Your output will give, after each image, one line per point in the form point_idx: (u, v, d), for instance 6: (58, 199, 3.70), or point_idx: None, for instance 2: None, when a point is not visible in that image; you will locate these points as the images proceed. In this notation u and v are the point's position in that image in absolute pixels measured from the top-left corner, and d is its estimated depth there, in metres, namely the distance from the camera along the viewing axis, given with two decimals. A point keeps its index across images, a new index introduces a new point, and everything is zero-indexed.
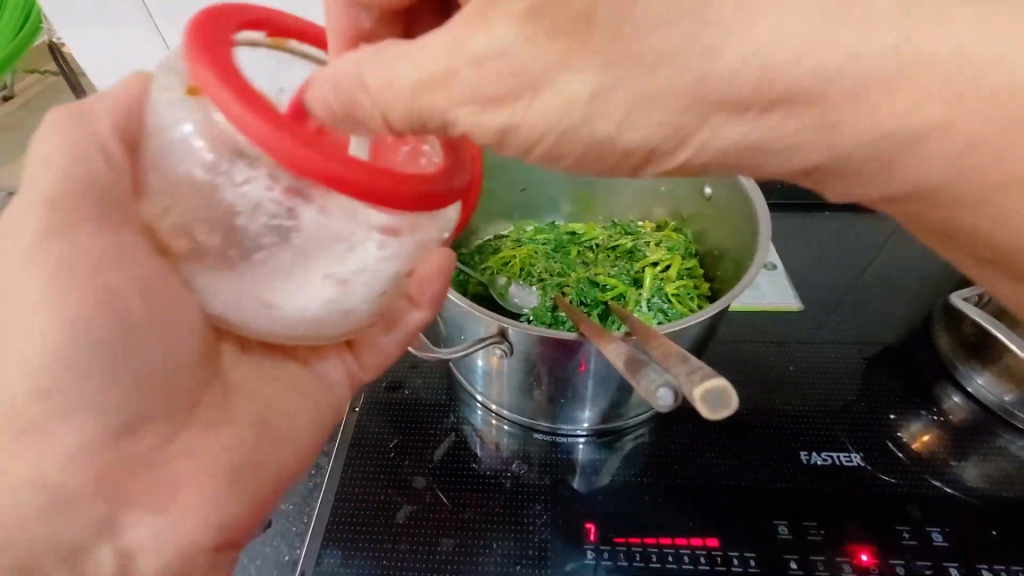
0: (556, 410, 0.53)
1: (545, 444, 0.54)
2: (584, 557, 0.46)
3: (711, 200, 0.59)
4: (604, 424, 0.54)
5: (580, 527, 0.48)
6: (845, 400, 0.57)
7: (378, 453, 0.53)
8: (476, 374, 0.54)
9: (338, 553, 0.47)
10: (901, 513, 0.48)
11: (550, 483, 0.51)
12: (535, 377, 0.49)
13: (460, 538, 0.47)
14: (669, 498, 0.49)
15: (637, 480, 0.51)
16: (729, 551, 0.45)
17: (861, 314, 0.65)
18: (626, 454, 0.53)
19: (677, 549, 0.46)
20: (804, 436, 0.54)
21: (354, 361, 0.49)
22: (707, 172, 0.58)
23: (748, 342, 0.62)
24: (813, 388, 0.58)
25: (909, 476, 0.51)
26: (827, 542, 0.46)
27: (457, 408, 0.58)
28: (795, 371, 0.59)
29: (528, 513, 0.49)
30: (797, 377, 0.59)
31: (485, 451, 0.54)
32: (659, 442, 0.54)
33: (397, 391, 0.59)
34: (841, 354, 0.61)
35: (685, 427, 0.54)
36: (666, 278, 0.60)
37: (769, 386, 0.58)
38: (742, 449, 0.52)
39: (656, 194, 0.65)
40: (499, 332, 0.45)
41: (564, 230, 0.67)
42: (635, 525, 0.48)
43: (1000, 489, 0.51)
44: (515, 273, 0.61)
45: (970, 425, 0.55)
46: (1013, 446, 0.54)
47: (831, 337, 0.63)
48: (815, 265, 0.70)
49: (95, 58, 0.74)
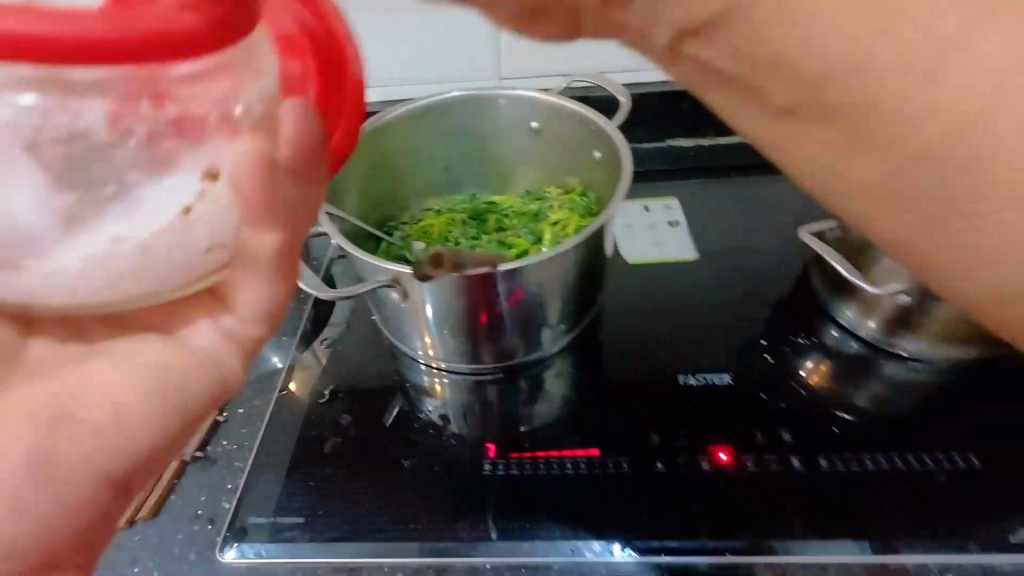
0: (464, 351, 0.60)
1: (460, 383, 0.61)
2: (482, 469, 0.53)
3: (600, 162, 0.66)
4: (511, 361, 0.61)
5: (481, 447, 0.55)
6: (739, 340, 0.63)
7: (312, 398, 0.61)
8: (398, 327, 0.62)
9: (273, 479, 0.54)
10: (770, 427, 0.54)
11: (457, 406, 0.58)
12: (438, 321, 0.57)
13: (378, 464, 0.54)
14: (563, 421, 0.56)
15: (537, 407, 0.58)
16: (607, 458, 0.52)
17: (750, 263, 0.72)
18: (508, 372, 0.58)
19: (562, 459, 0.53)
20: (685, 363, 0.61)
21: (216, 328, 0.40)
22: (592, 138, 0.65)
23: (646, 291, 0.69)
24: (704, 326, 0.64)
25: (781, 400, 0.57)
26: (690, 445, 0.53)
27: (385, 358, 0.65)
28: (685, 313, 0.66)
29: (440, 439, 0.56)
30: (689, 318, 0.65)
31: (408, 392, 0.61)
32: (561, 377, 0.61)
33: (332, 348, 0.66)
34: (729, 296, 0.68)
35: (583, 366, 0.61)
36: (565, 233, 0.67)
37: (660, 326, 0.65)
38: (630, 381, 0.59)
39: (560, 164, 0.72)
40: (394, 277, 0.53)
41: (484, 201, 0.74)
42: (530, 442, 0.55)
43: (868, 405, 0.57)
44: (433, 240, 0.69)
45: (847, 353, 0.62)
46: (884, 367, 0.60)
47: (722, 282, 0.70)
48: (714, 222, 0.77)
49: None
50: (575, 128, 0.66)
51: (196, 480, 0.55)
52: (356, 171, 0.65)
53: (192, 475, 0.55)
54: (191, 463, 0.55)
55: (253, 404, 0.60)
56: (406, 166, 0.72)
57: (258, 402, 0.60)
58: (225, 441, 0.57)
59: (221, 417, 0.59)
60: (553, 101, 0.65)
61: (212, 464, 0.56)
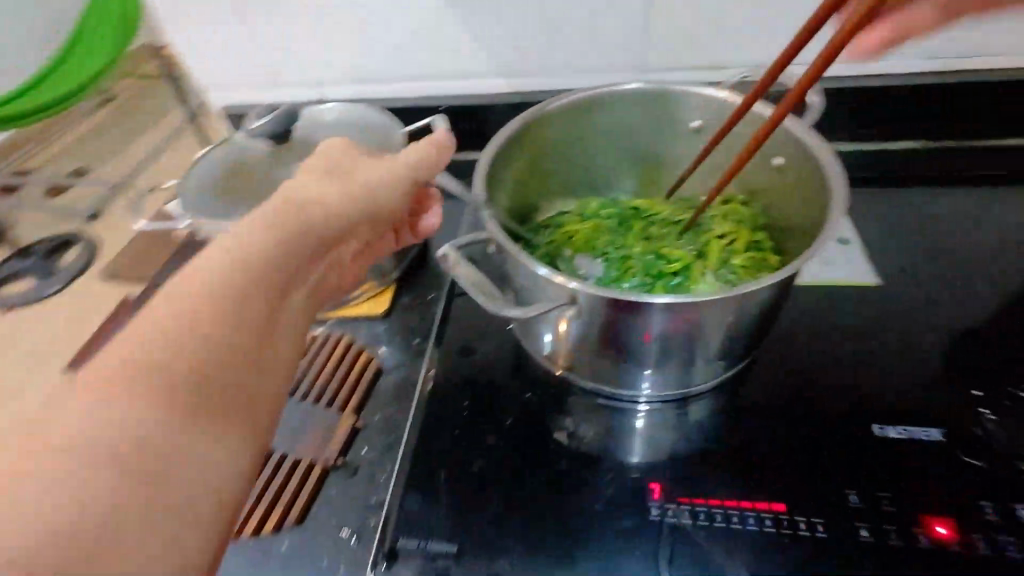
0: (684, 377, 0.54)
1: (673, 410, 0.56)
2: (750, 532, 0.46)
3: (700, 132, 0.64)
4: (665, 391, 0.56)
5: (756, 505, 0.48)
6: (930, 338, 0.58)
7: (453, 414, 0.58)
8: (551, 355, 0.58)
9: (417, 534, 0.50)
10: (934, 400, 0.53)
11: (1008, 566, 0.42)
12: (676, 350, 0.51)
13: (590, 549, 0.47)
14: (739, 472, 0.50)
15: (777, 426, 0.53)
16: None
17: (930, 282, 0.63)
18: (867, 502, 0.47)
19: (954, 543, 0.44)
20: (1006, 371, 0.55)
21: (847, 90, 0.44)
22: (693, 108, 0.63)
23: (894, 309, 0.61)
24: (951, 326, 0.59)
25: (1005, 419, 0.51)
26: (1000, 494, 0.46)
27: (621, 403, 0.57)
28: (941, 298, 0.62)
29: (596, 473, 0.52)
30: (915, 305, 0.61)
31: (665, 430, 0.55)
32: (918, 452, 0.50)
33: (469, 357, 0.63)
34: (965, 291, 0.62)
35: (870, 348, 0.58)
36: (734, 250, 0.63)
37: (977, 348, 0.57)
38: (980, 369, 0.55)
39: (641, 153, 0.70)
40: (569, 296, 0.48)
41: (683, 207, 0.70)
42: (723, 512, 0.48)
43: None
44: (581, 247, 0.66)
45: None
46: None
47: (947, 290, 0.62)
48: (877, 245, 0.67)
49: (274, 47, 0.79)
50: (680, 113, 0.64)
51: (339, 488, 0.53)
52: (515, 166, 0.63)
53: (335, 484, 0.54)
54: (332, 470, 0.54)
55: (390, 412, 0.59)
56: (588, 176, 0.72)
57: (395, 411, 0.59)
58: (333, 492, 0.53)
59: (358, 422, 0.58)
60: (734, 100, 0.59)
61: (352, 474, 0.54)
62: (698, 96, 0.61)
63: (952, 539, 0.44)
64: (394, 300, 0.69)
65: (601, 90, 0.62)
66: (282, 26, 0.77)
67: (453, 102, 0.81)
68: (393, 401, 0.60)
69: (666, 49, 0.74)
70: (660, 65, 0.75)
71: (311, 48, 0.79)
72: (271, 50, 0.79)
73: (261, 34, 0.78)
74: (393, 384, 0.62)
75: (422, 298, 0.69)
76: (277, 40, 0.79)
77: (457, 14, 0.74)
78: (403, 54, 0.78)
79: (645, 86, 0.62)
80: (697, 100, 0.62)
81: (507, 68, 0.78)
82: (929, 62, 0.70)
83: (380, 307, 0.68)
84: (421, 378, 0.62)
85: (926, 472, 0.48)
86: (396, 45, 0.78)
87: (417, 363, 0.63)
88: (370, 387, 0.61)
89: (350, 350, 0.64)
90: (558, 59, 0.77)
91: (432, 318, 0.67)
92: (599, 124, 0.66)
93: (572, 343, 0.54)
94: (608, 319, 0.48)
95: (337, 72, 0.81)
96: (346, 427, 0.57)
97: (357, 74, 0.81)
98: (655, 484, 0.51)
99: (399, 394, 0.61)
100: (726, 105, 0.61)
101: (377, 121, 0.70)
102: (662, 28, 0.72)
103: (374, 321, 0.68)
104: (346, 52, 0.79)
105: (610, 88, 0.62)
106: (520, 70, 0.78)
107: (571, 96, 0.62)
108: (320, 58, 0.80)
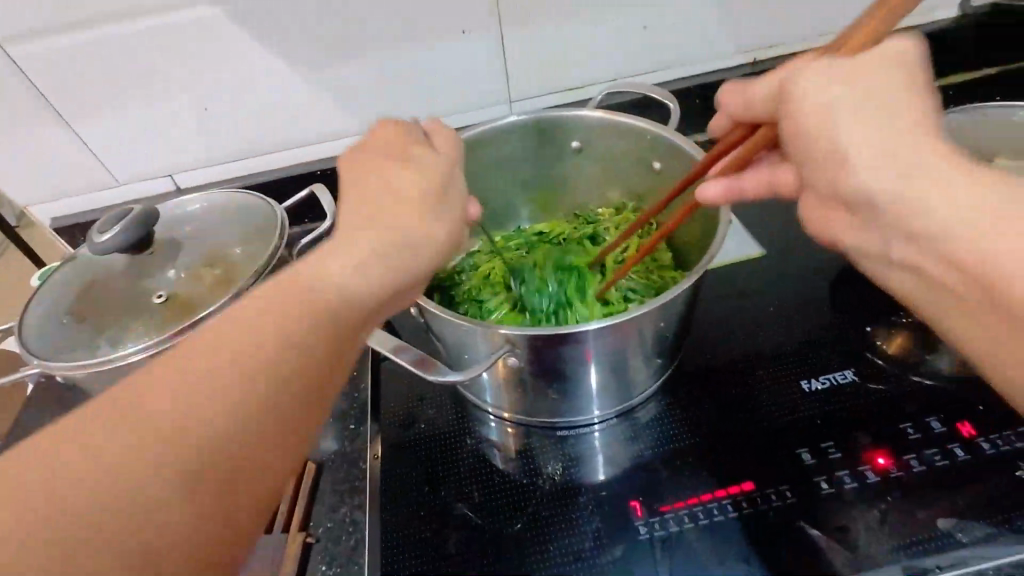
0: (631, 386, 0.55)
1: (629, 421, 0.57)
2: (730, 519, 0.48)
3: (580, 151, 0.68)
4: (616, 405, 0.56)
5: (727, 490, 0.50)
6: (815, 287, 0.65)
7: (412, 492, 0.54)
8: (499, 400, 0.56)
9: None
10: (839, 344, 0.59)
11: (936, 475, 0.48)
12: (619, 363, 0.51)
13: None
14: (703, 463, 0.52)
15: (722, 407, 0.56)
16: (949, 444, 0.50)
17: (804, 239, 0.71)
18: (816, 457, 0.51)
19: (893, 470, 0.49)
20: (884, 301, 0.63)
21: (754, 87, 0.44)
22: (569, 131, 0.66)
23: (783, 270, 0.68)
24: (831, 273, 0.67)
25: (893, 345, 0.59)
26: (914, 414, 0.52)
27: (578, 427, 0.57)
28: (816, 251, 0.70)
29: (575, 508, 0.51)
30: (798, 263, 0.69)
31: (628, 443, 0.55)
32: (842, 397, 0.55)
33: (415, 428, 0.58)
34: None
35: (774, 312, 0.63)
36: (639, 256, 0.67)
37: (856, 288, 0.65)
38: (864, 306, 0.63)
39: (531, 181, 0.72)
40: (506, 341, 0.46)
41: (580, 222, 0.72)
42: (700, 509, 0.49)
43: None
44: (496, 285, 0.66)
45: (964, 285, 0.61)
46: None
47: (818, 242, 0.70)
48: (753, 216, 0.74)
49: (112, 143, 0.71)
50: (558, 137, 0.67)
51: None
52: None
53: None
54: None
55: (343, 513, 0.53)
56: (486, 212, 0.73)
57: (348, 509, 0.54)
58: None
59: (309, 536, 0.51)
60: (604, 117, 0.63)
61: None
62: (567, 118, 0.64)
63: (891, 467, 0.49)
64: None
65: (476, 128, 0.63)
66: (112, 123, 0.70)
67: (328, 165, 0.77)
68: (343, 499, 0.54)
69: (528, 77, 0.76)
70: (526, 93, 0.78)
71: (157, 136, 0.72)
72: (100, 148, 0.71)
73: (88, 136, 0.70)
74: (337, 479, 0.56)
75: (346, 377, 0.64)
76: (112, 135, 0.71)
77: (311, 78, 0.71)
78: (262, 125, 0.74)
79: (519, 118, 0.64)
80: (570, 123, 0.65)
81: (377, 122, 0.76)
82: (744, 55, 0.80)
83: None
84: (366, 465, 0.57)
85: (854, 413, 0.53)
86: (252, 118, 0.73)
87: (359, 448, 0.58)
88: (313, 491, 0.55)
89: None
90: (427, 104, 0.76)
91: (363, 394, 0.62)
92: (485, 161, 0.67)
93: (515, 387, 0.53)
94: (546, 356, 0.48)
95: (192, 156, 0.75)
96: (297, 547, 0.50)
97: (214, 154, 0.75)
98: (635, 501, 0.51)
99: (347, 489, 0.55)
100: (597, 123, 0.64)
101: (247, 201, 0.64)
102: (519, 59, 0.75)
103: None
104: (197, 135, 0.73)
105: (486, 126, 0.63)
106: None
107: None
108: (168, 145, 0.73)
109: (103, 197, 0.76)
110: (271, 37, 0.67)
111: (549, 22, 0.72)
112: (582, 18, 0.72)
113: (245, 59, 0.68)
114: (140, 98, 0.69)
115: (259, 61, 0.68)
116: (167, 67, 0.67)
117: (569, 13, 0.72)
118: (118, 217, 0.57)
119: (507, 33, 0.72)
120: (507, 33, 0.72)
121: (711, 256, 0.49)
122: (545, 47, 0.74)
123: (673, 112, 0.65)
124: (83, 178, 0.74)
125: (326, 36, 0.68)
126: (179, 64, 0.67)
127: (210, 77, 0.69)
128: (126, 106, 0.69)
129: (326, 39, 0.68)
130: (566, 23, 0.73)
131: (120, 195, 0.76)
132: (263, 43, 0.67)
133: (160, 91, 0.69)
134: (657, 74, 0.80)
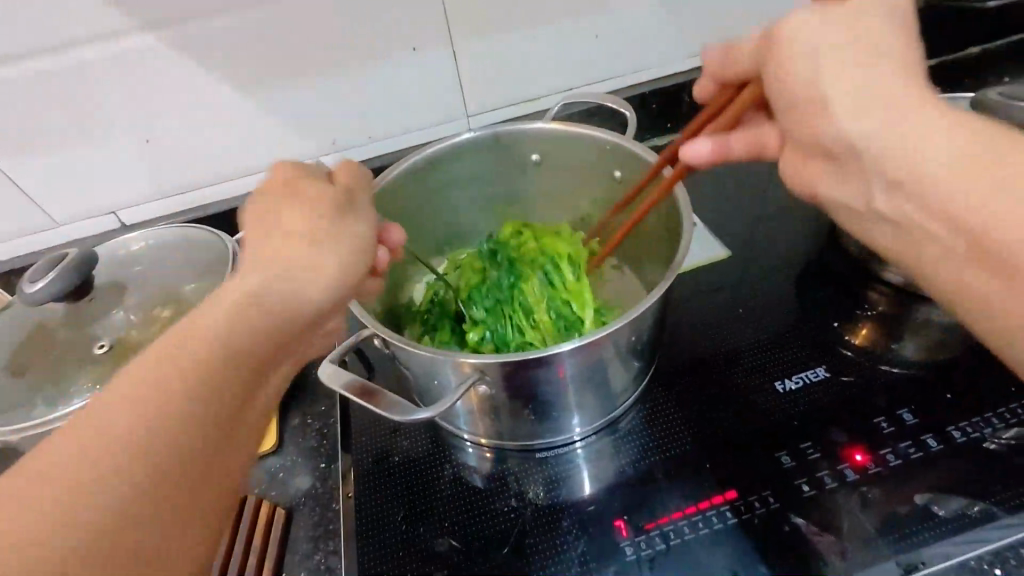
0: (607, 402, 0.54)
1: (609, 437, 0.55)
2: (716, 530, 0.48)
3: (541, 164, 0.67)
4: (594, 422, 0.55)
5: (712, 501, 0.49)
6: (783, 285, 0.66)
7: (390, 531, 0.51)
8: (473, 426, 0.54)
9: None
10: (811, 341, 0.60)
11: (913, 468, 0.49)
12: (593, 381, 0.50)
13: None
14: (686, 473, 0.51)
15: (701, 415, 0.55)
16: (923, 436, 0.51)
17: (767, 236, 0.71)
18: (795, 458, 0.51)
19: (870, 466, 0.49)
20: (849, 295, 0.64)
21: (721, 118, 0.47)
22: (528, 145, 0.65)
23: (750, 269, 0.68)
24: (796, 269, 0.68)
25: (860, 337, 0.60)
26: (887, 407, 0.53)
27: (558, 447, 0.55)
28: (780, 247, 0.70)
29: (559, 532, 0.50)
30: (764, 260, 0.69)
31: (607, 459, 0.54)
32: (816, 395, 0.55)
33: (389, 461, 0.56)
34: (795, 235, 0.71)
35: (744, 312, 0.63)
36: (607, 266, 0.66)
37: (822, 284, 0.65)
38: (830, 301, 0.63)
39: (493, 196, 0.70)
40: (476, 370, 0.45)
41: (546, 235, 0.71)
42: (685, 523, 0.48)
43: None
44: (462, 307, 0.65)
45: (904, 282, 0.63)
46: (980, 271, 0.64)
47: (782, 238, 0.71)
48: (717, 217, 0.75)
49: (47, 180, 0.67)
50: (516, 152, 0.66)
51: None
52: None
53: None
54: None
55: (318, 559, 0.51)
56: (449, 230, 0.71)
57: (323, 554, 0.51)
58: None
59: None
60: (562, 129, 0.62)
61: None
62: (525, 133, 0.63)
63: (869, 464, 0.49)
64: (283, 425, 0.60)
65: (433, 147, 0.62)
66: (46, 159, 0.65)
67: None
68: (317, 545, 0.52)
69: (484, 91, 0.75)
70: (483, 107, 0.77)
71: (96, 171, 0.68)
72: (34, 187, 0.67)
73: (18, 176, 0.66)
74: (310, 523, 0.53)
75: (315, 412, 0.61)
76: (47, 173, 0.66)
77: (259, 103, 0.68)
78: (210, 154, 0.70)
79: (476, 134, 0.63)
80: (529, 137, 0.64)
81: (331, 144, 0.74)
82: (696, 59, 0.80)
83: (269, 440, 0.59)
84: (340, 505, 0.54)
85: (829, 411, 0.53)
86: (198, 148, 0.70)
87: (331, 487, 0.55)
88: (284, 538, 0.52)
89: (248, 505, 0.53)
90: (383, 123, 0.74)
91: (333, 430, 0.59)
92: (443, 180, 0.66)
93: (487, 413, 0.51)
94: (518, 380, 0.46)
95: (136, 190, 0.71)
96: None
97: (160, 186, 0.71)
98: (621, 519, 0.49)
99: (321, 533, 0.52)
100: (554, 135, 0.64)
101: (196, 235, 0.61)
102: (474, 73, 0.73)
103: (265, 458, 0.58)
104: (140, 168, 0.69)
105: (442, 143, 0.62)
106: (345, 144, 0.75)
107: (406, 161, 0.61)
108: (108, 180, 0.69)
109: (41, 239, 0.71)
110: (213, 63, 0.64)
111: (501, 34, 0.71)
112: (535, 29, 0.72)
113: (186, 87, 0.65)
114: (74, 132, 0.65)
115: (202, 89, 0.65)
116: (101, 99, 0.63)
117: (521, 24, 0.71)
118: (53, 263, 0.53)
119: (460, 47, 0.71)
120: (460, 48, 0.71)
121: (678, 266, 0.49)
122: (500, 59, 0.73)
123: (631, 120, 0.65)
124: (16, 219, 0.69)
125: (271, 58, 0.65)
126: (115, 95, 0.63)
127: (150, 107, 0.65)
128: (59, 142, 0.65)
129: (272, 62, 0.66)
130: (520, 36, 0.72)
131: (60, 235, 0.72)
132: (205, 70, 0.64)
133: (95, 124, 0.65)
134: (613, 82, 0.80)
